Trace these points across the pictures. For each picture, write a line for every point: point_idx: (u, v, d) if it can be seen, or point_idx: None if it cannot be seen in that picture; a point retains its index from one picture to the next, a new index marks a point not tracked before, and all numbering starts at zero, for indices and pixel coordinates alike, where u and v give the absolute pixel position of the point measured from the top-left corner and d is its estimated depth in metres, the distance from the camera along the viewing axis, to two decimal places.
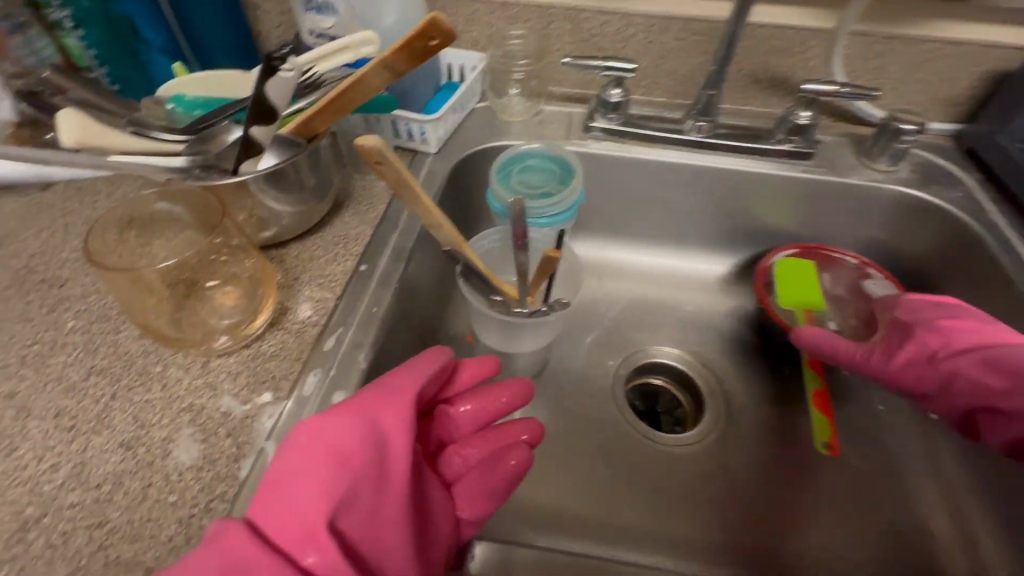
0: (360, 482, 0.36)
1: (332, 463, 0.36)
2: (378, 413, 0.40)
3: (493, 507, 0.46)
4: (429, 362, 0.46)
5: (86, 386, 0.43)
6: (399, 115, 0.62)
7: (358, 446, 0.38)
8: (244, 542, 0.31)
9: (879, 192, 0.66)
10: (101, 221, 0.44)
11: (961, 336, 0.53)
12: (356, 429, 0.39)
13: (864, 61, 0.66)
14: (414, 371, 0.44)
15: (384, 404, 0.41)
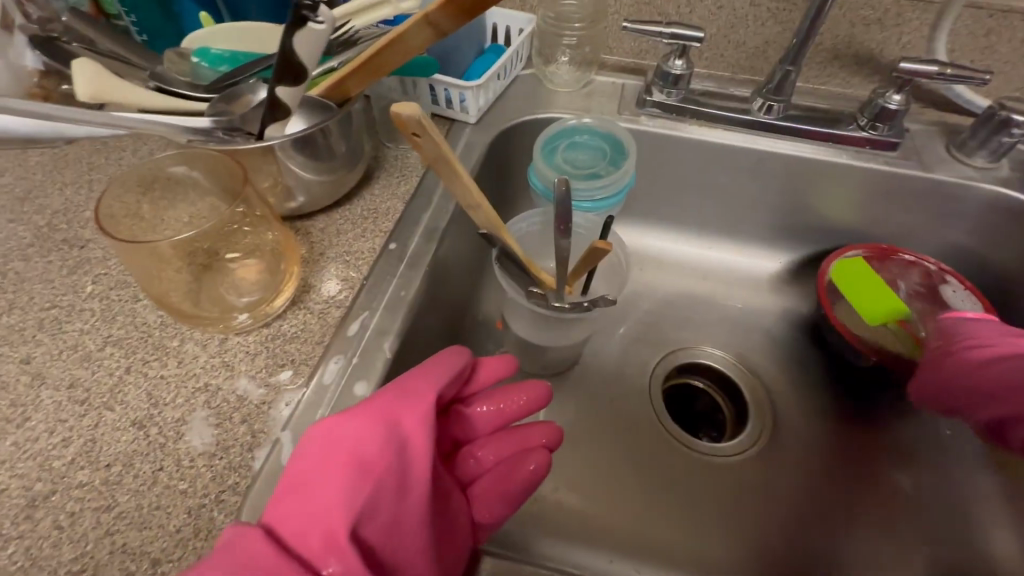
0: (383, 489, 0.33)
1: (353, 468, 0.33)
2: (399, 414, 0.37)
3: (510, 513, 0.43)
4: (445, 360, 0.42)
5: (101, 357, 0.41)
6: (438, 79, 0.57)
7: (380, 450, 0.34)
8: (260, 548, 0.28)
9: (974, 192, 0.58)
10: (116, 180, 0.41)
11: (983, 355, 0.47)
12: (377, 431, 0.35)
13: (972, 39, 0.57)
14: (432, 370, 0.41)
15: (405, 404, 0.37)
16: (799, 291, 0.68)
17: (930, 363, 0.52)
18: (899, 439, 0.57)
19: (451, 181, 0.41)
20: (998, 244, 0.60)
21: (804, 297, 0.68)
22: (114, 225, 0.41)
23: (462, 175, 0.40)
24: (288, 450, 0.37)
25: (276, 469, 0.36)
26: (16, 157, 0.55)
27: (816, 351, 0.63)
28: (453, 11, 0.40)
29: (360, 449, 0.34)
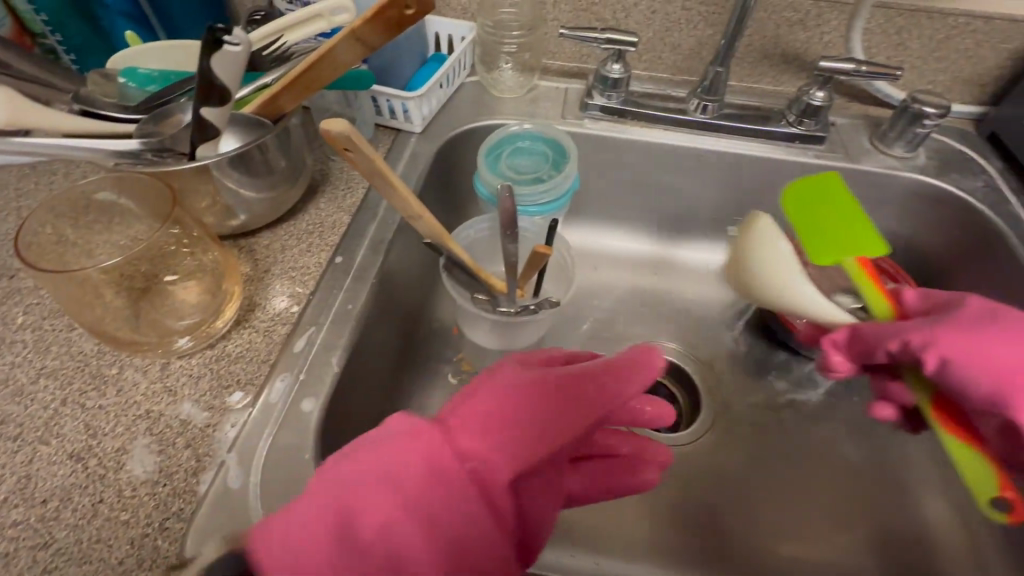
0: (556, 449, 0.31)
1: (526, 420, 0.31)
2: (581, 391, 0.33)
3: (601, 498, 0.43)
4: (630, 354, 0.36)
5: (35, 391, 0.40)
6: (380, 91, 0.57)
7: (562, 411, 0.32)
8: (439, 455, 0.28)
9: (894, 180, 0.62)
10: (35, 212, 0.40)
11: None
12: (570, 394, 0.33)
13: (884, 37, 0.61)
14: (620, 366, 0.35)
15: (597, 399, 0.33)
16: None
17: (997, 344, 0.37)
18: (840, 416, 0.61)
19: (390, 195, 0.41)
20: (921, 228, 0.64)
21: None
22: (34, 259, 0.39)
23: (400, 187, 0.41)
24: (235, 472, 0.37)
25: (223, 492, 0.36)
26: None
27: (761, 338, 0.66)
28: (382, 25, 0.41)
29: (547, 405, 0.32)
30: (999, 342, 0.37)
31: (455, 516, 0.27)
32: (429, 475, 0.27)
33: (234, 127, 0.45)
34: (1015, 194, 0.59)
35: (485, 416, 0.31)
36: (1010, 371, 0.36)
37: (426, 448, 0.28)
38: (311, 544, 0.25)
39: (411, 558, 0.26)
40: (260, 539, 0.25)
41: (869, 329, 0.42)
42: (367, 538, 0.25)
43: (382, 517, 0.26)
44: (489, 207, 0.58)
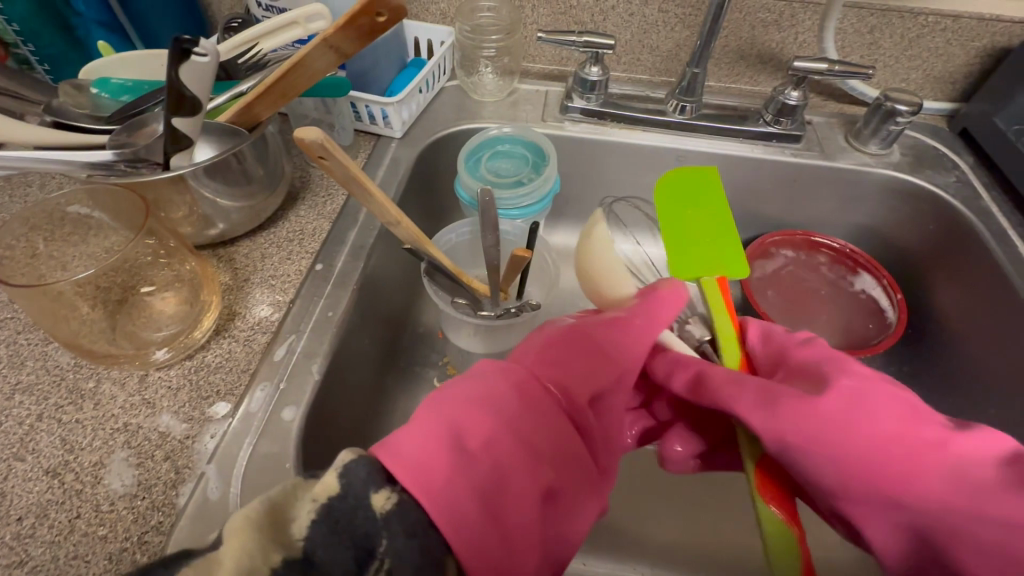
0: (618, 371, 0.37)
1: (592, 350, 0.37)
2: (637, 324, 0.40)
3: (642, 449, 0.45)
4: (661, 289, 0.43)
5: (10, 406, 0.40)
6: (358, 97, 0.57)
7: (618, 343, 0.39)
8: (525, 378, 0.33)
9: (870, 176, 0.63)
10: (8, 225, 0.40)
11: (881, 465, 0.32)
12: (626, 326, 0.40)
13: (857, 36, 0.62)
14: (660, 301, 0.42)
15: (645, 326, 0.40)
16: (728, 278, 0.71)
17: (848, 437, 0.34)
18: None
19: (367, 200, 0.41)
20: (898, 223, 0.65)
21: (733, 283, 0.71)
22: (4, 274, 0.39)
23: (377, 194, 0.41)
24: (214, 483, 0.36)
25: (201, 504, 0.35)
26: None
27: None
28: (353, 33, 0.41)
29: (608, 339, 0.39)
30: (865, 432, 0.33)
31: (543, 428, 0.31)
32: (521, 397, 0.32)
33: (208, 137, 0.44)
34: (986, 188, 0.60)
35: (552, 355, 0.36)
36: (865, 468, 0.33)
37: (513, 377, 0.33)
38: (428, 455, 0.28)
39: (512, 464, 0.29)
40: (388, 452, 0.28)
41: (713, 381, 0.38)
42: (475, 446, 0.29)
43: (487, 430, 0.30)
44: (470, 210, 0.58)
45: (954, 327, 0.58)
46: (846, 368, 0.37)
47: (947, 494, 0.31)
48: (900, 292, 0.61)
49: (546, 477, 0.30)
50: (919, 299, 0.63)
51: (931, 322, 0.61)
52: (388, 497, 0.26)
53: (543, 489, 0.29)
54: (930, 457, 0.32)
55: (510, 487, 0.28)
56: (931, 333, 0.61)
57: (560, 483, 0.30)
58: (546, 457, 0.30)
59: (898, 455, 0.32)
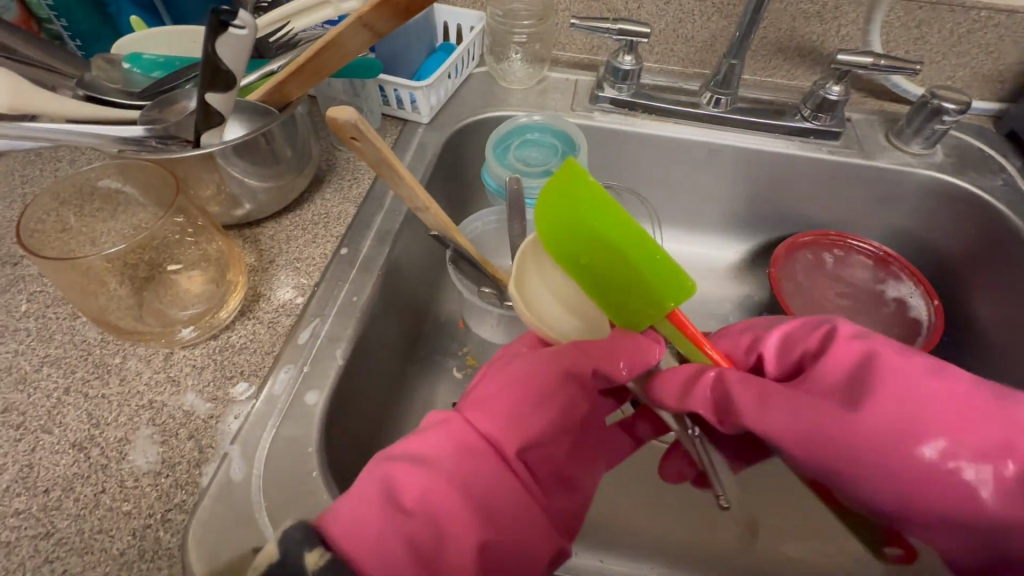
0: (564, 417, 0.39)
1: (539, 398, 0.38)
2: (588, 365, 0.39)
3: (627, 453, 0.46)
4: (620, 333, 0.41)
5: (38, 378, 0.40)
6: (387, 80, 0.56)
7: (567, 384, 0.39)
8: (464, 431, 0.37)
9: (910, 177, 0.61)
10: (39, 199, 0.39)
11: (929, 481, 0.31)
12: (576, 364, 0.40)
13: (903, 30, 0.60)
14: (615, 340, 0.40)
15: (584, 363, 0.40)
16: (757, 278, 0.69)
17: (890, 454, 0.31)
18: None
19: (398, 184, 0.41)
20: (937, 226, 0.62)
21: (761, 283, 0.69)
22: (35, 242, 0.39)
23: (406, 178, 0.40)
24: (237, 463, 0.36)
25: (225, 485, 0.35)
26: None
27: None
28: (389, 10, 0.40)
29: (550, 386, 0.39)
30: (917, 448, 0.31)
31: (476, 479, 0.34)
32: (460, 451, 0.35)
33: (240, 115, 0.44)
34: None
35: (495, 401, 0.39)
36: (913, 484, 0.31)
37: (456, 429, 0.37)
38: (367, 521, 0.30)
39: (446, 516, 0.32)
40: (329, 522, 0.30)
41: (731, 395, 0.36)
42: (411, 505, 0.32)
43: (422, 487, 0.33)
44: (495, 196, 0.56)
45: (997, 336, 0.56)
46: (894, 368, 0.33)
47: (1008, 506, 0.29)
48: (938, 298, 0.59)
49: (484, 527, 0.33)
50: (958, 306, 0.61)
51: (971, 329, 0.59)
52: (321, 554, 0.27)
53: (482, 540, 0.33)
54: (994, 466, 0.30)
55: (445, 540, 0.32)
56: (970, 341, 0.58)
57: (494, 535, 0.33)
58: (483, 507, 0.34)
59: (949, 472, 0.30)
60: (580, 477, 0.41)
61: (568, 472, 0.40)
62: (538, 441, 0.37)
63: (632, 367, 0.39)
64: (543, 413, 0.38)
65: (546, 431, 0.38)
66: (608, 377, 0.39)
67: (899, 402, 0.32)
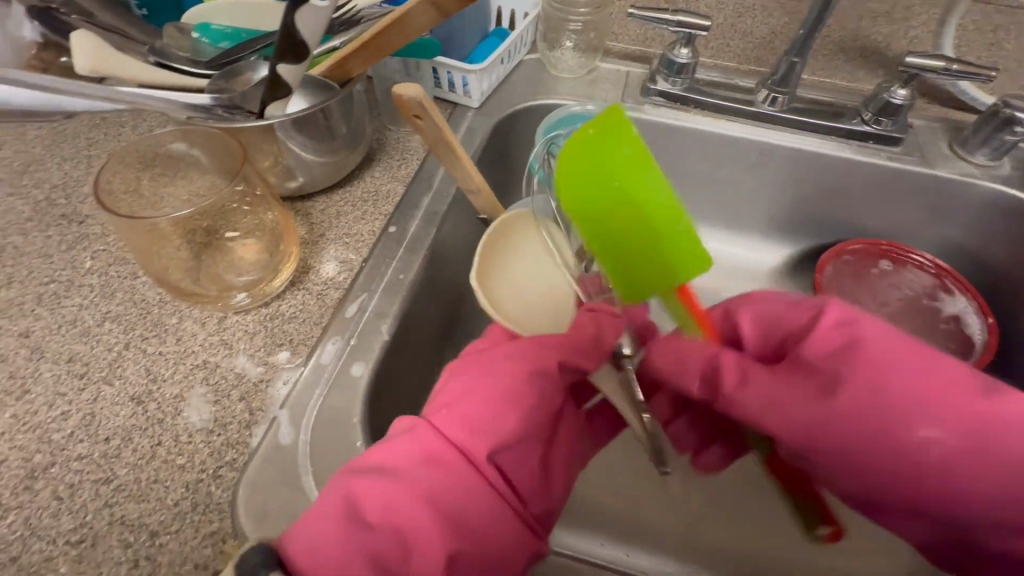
0: (540, 417, 0.36)
1: (513, 398, 0.36)
2: (555, 360, 0.39)
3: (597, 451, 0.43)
4: (582, 332, 0.42)
5: (100, 332, 0.41)
6: (441, 62, 0.56)
7: (537, 380, 0.37)
8: (431, 437, 0.33)
9: (973, 189, 0.58)
10: (111, 160, 0.42)
11: (903, 469, 0.32)
12: (542, 360, 0.39)
13: (977, 34, 0.57)
14: (573, 337, 0.41)
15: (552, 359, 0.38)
16: (799, 283, 0.68)
17: (866, 442, 0.33)
18: None
19: (451, 161, 0.42)
20: (997, 241, 0.60)
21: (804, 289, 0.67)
22: (109, 198, 0.41)
23: (462, 159, 0.41)
24: (285, 428, 0.37)
25: (274, 446, 0.36)
26: (15, 130, 0.55)
27: None
28: None
29: (520, 385, 0.36)
30: (894, 441, 0.32)
31: (442, 487, 0.31)
32: (427, 460, 0.32)
33: (303, 89, 0.44)
34: None
35: (464, 402, 0.35)
36: (890, 475, 0.33)
37: (420, 435, 0.33)
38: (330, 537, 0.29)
39: (412, 529, 0.30)
40: (289, 540, 0.29)
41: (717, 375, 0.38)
42: (376, 520, 0.30)
43: (386, 500, 0.30)
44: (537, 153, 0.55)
45: None
46: (874, 360, 0.34)
47: (981, 497, 0.31)
48: (992, 316, 0.57)
49: (456, 538, 0.30)
50: (1013, 325, 0.58)
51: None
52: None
53: (453, 554, 0.30)
54: (969, 458, 0.31)
55: (413, 554, 0.29)
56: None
57: (465, 548, 0.30)
58: (455, 517, 0.31)
59: (911, 445, 0.32)
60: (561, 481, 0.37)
61: (547, 476, 0.36)
62: (514, 443, 0.34)
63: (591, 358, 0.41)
64: (515, 412, 0.35)
65: (521, 431, 0.35)
66: (575, 369, 0.40)
67: (877, 394, 0.33)
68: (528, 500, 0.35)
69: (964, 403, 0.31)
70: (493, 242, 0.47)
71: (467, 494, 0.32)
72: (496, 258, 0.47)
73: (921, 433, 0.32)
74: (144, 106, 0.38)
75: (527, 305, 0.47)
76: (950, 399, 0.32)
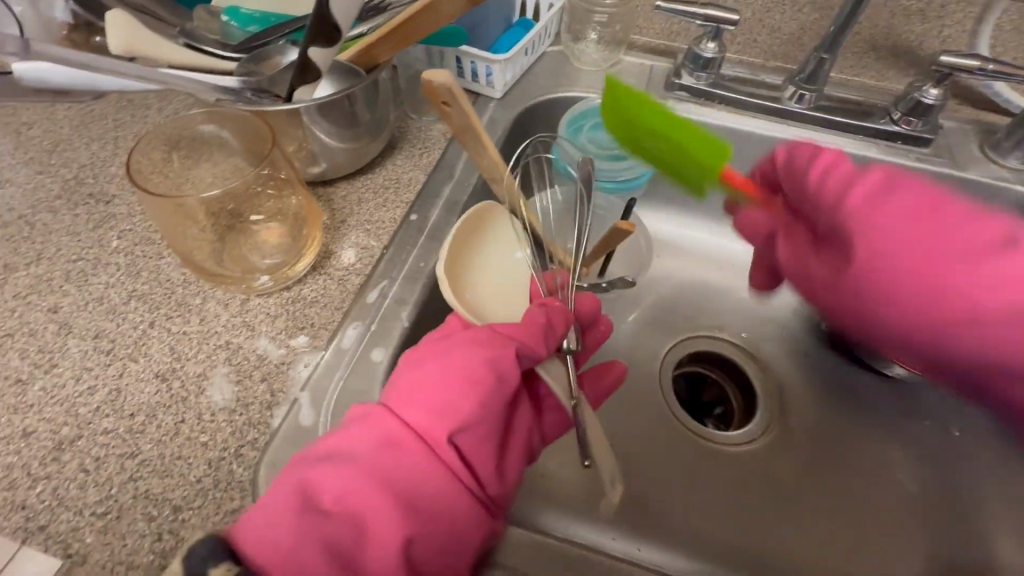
0: (498, 401, 0.36)
1: (474, 383, 0.36)
2: (510, 346, 0.38)
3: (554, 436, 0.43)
4: (534, 319, 0.41)
5: (126, 310, 0.42)
6: (465, 51, 0.56)
7: (488, 369, 0.37)
8: (386, 422, 0.34)
9: (1004, 193, 0.57)
10: (145, 140, 0.42)
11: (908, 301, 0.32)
12: (495, 347, 0.38)
13: (1014, 35, 0.56)
14: (525, 326, 0.40)
15: (504, 344, 0.38)
16: None
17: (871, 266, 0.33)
18: (909, 432, 0.56)
19: (477, 152, 0.43)
20: None
21: None
22: (144, 179, 0.42)
23: (489, 146, 0.42)
24: (306, 410, 0.37)
25: (295, 427, 0.37)
26: (45, 110, 0.56)
27: (827, 351, 0.61)
28: None
29: (469, 372, 0.36)
30: (897, 271, 0.32)
31: (393, 474, 0.32)
32: (381, 444, 0.33)
33: (331, 75, 0.45)
34: None
35: (422, 389, 0.35)
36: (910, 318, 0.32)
37: (372, 421, 0.34)
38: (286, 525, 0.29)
39: (365, 514, 0.30)
40: (242, 527, 0.29)
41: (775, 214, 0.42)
42: (330, 506, 0.30)
43: (340, 486, 0.31)
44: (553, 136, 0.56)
45: None
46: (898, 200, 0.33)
47: (984, 336, 0.29)
48: None
49: (410, 521, 0.31)
50: None
51: None
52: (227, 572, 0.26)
53: (408, 537, 0.30)
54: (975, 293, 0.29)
55: (368, 539, 0.30)
56: None
57: (419, 530, 0.31)
58: (410, 500, 0.32)
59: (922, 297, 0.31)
60: (510, 463, 0.38)
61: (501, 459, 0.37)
62: (470, 427, 0.35)
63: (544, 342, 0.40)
64: (468, 399, 0.35)
65: (473, 418, 0.35)
66: (529, 355, 0.39)
67: (891, 223, 0.33)
68: (484, 483, 0.35)
69: (992, 265, 0.29)
70: (467, 228, 0.46)
71: (415, 480, 0.32)
72: (467, 246, 0.46)
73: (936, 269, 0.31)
74: (178, 88, 0.38)
75: (494, 292, 0.47)
76: (977, 258, 0.30)
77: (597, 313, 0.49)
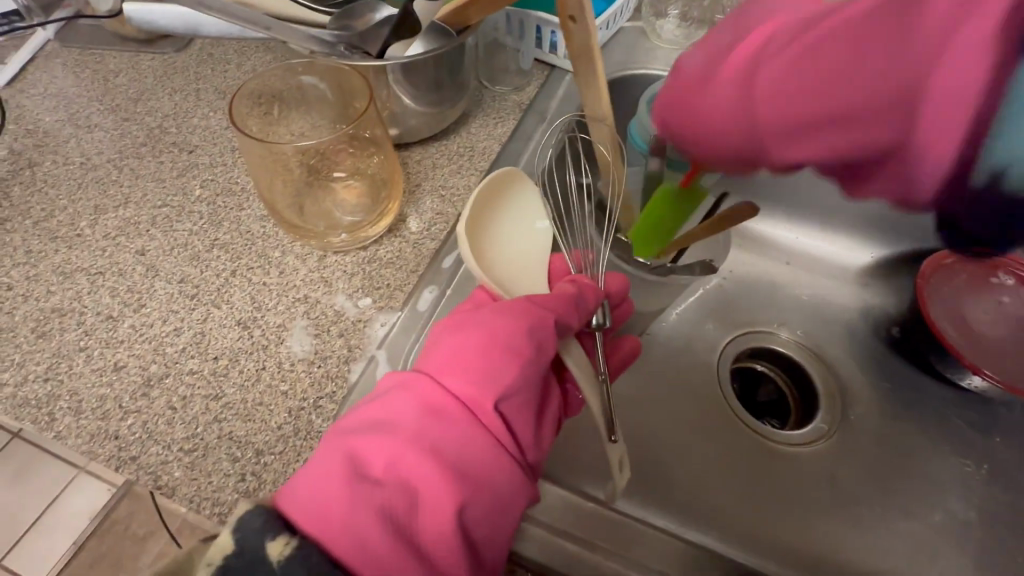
0: (537, 371, 0.34)
1: (512, 349, 0.33)
2: (548, 315, 0.35)
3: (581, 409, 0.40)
4: (564, 292, 0.38)
5: (209, 258, 0.43)
6: (547, 19, 0.53)
7: (525, 338, 0.34)
8: (425, 392, 0.32)
9: None
10: (247, 86, 0.43)
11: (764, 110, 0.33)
12: (530, 313, 0.35)
13: None
14: (558, 297, 0.38)
15: (539, 310, 0.36)
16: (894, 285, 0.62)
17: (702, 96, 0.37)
18: (983, 448, 0.53)
19: (587, 83, 0.43)
20: None
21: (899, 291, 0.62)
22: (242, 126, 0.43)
23: (601, 76, 0.42)
24: (383, 367, 0.38)
25: (370, 383, 0.37)
26: (130, 60, 0.56)
27: (897, 358, 0.58)
28: None
29: (503, 339, 0.34)
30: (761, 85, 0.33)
31: (436, 443, 0.30)
32: (425, 411, 0.31)
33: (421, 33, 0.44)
34: None
35: (457, 358, 0.34)
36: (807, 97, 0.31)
37: (411, 392, 0.32)
38: (333, 493, 0.28)
39: (415, 484, 0.29)
40: (289, 501, 0.28)
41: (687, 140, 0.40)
42: (379, 475, 0.29)
43: (388, 455, 0.30)
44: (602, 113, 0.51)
45: None
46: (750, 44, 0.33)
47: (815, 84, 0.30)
48: None
49: (461, 489, 0.29)
50: None
51: None
52: (286, 544, 0.26)
53: (460, 504, 0.29)
54: (814, 69, 0.30)
55: (421, 509, 0.29)
56: None
57: (473, 498, 0.30)
58: (458, 468, 0.30)
59: (805, 78, 0.31)
60: (548, 432, 0.35)
61: (541, 430, 0.35)
62: (511, 395, 0.32)
63: (576, 311, 0.38)
64: (506, 367, 0.33)
65: (515, 385, 0.33)
66: (563, 325, 0.36)
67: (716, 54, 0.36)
68: (527, 450, 0.33)
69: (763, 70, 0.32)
70: (480, 206, 0.42)
71: (459, 448, 0.30)
72: (484, 224, 0.42)
73: (774, 70, 0.32)
74: (277, 36, 0.39)
75: (521, 266, 0.42)
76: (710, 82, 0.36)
77: (624, 293, 0.46)
